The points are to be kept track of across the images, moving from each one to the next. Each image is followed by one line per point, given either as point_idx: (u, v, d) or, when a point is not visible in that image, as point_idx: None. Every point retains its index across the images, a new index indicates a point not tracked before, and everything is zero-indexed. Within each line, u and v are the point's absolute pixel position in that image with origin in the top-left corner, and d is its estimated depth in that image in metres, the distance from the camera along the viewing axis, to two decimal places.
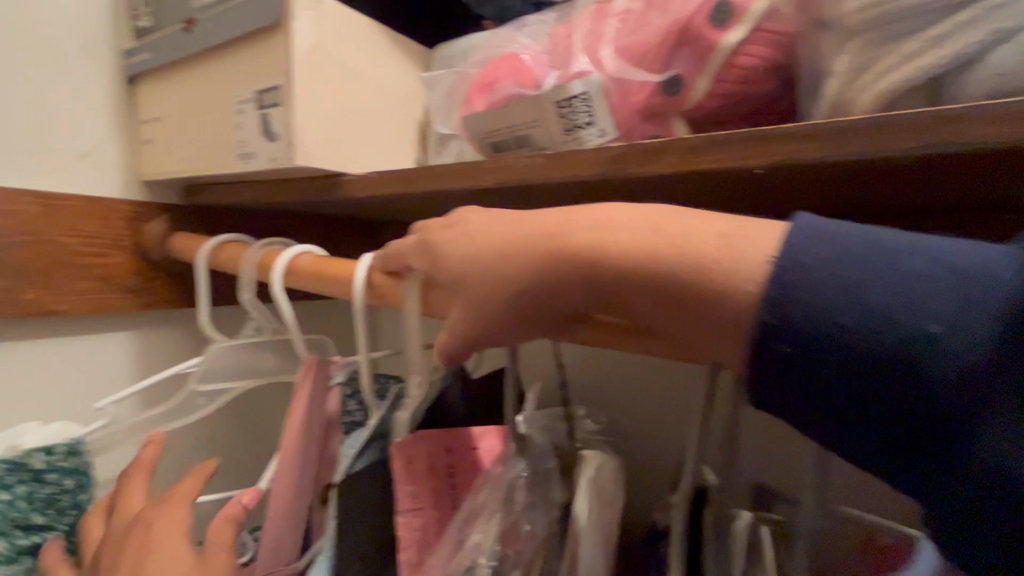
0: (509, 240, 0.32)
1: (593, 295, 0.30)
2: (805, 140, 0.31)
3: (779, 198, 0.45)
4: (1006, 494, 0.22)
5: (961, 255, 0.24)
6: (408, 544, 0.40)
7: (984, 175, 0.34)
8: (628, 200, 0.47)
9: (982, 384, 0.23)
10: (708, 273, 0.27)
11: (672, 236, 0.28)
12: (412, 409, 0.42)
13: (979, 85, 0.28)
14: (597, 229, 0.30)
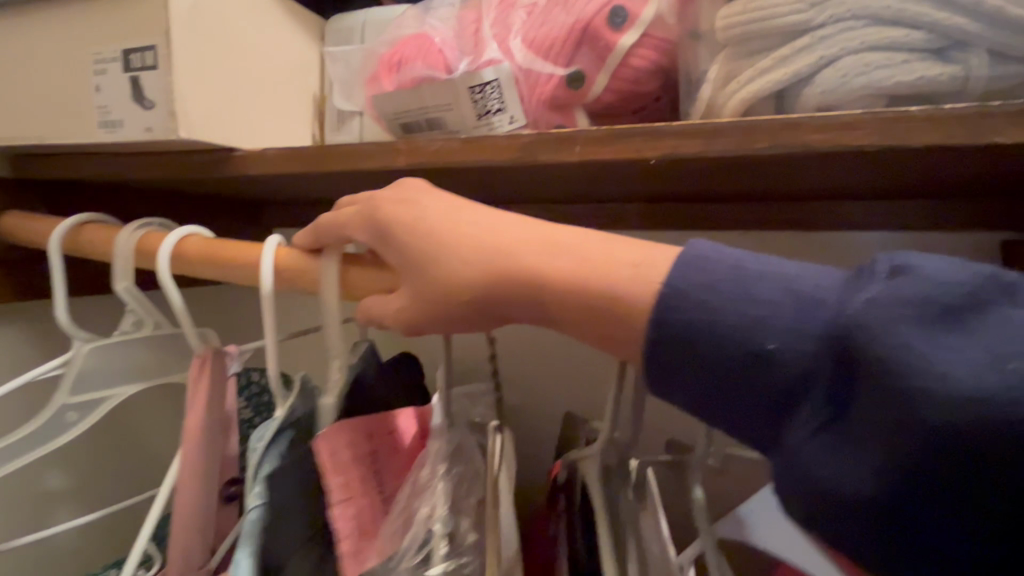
0: (457, 238, 0.32)
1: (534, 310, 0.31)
2: (687, 137, 0.35)
3: (665, 185, 0.50)
4: (825, 504, 0.24)
5: (805, 281, 0.26)
6: (346, 534, 0.37)
7: (821, 171, 0.41)
8: (535, 183, 0.49)
9: (810, 396, 0.24)
10: (615, 259, 0.29)
11: (602, 256, 0.30)
12: (335, 396, 0.41)
13: (811, 99, 0.35)
14: (539, 236, 0.31)
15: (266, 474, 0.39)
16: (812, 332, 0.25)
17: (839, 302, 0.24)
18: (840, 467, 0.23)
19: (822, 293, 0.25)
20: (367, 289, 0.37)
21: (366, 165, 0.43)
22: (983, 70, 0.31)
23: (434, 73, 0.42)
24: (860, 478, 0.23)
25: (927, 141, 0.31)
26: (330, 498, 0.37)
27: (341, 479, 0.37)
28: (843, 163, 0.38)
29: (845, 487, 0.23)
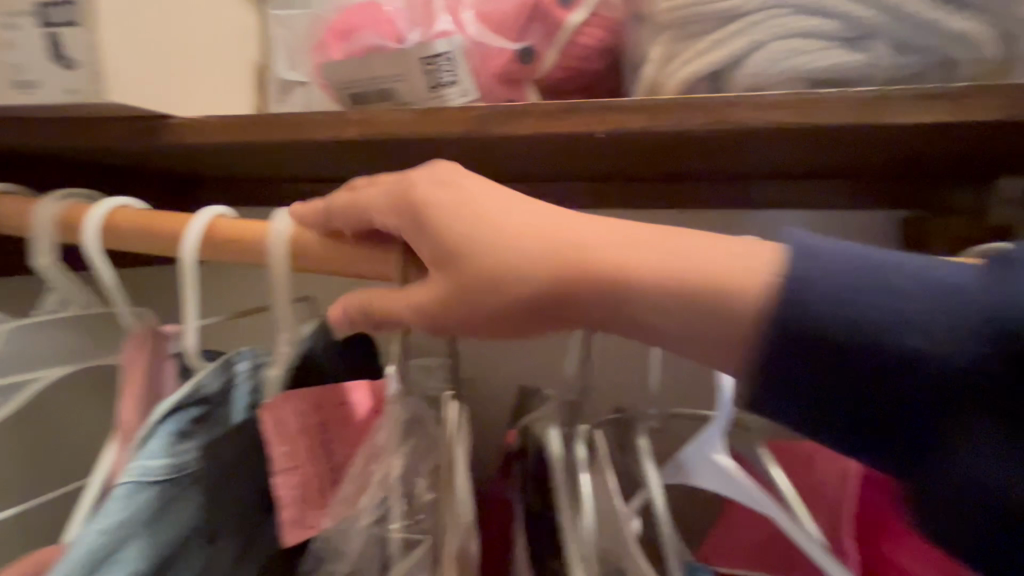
0: (494, 220, 0.31)
1: (547, 292, 0.30)
2: (632, 113, 0.37)
3: (612, 162, 0.52)
4: (977, 498, 0.26)
5: (942, 272, 0.28)
6: (288, 502, 0.38)
7: (752, 150, 0.45)
8: (486, 158, 0.50)
9: (961, 385, 0.27)
10: (583, 233, 0.31)
11: (591, 231, 0.31)
12: (281, 368, 0.40)
13: (742, 81, 0.37)
14: (524, 207, 0.32)
15: (151, 452, 0.38)
16: (957, 333, 0.26)
17: (983, 290, 0.26)
18: (991, 467, 0.26)
19: (957, 286, 0.27)
20: (319, 260, 0.37)
21: (315, 134, 0.42)
22: (886, 60, 0.35)
23: (385, 42, 0.41)
24: (994, 465, 0.26)
25: (839, 121, 0.34)
26: (273, 467, 0.37)
27: (286, 448, 0.37)
28: (771, 143, 0.41)
29: (982, 475, 0.26)
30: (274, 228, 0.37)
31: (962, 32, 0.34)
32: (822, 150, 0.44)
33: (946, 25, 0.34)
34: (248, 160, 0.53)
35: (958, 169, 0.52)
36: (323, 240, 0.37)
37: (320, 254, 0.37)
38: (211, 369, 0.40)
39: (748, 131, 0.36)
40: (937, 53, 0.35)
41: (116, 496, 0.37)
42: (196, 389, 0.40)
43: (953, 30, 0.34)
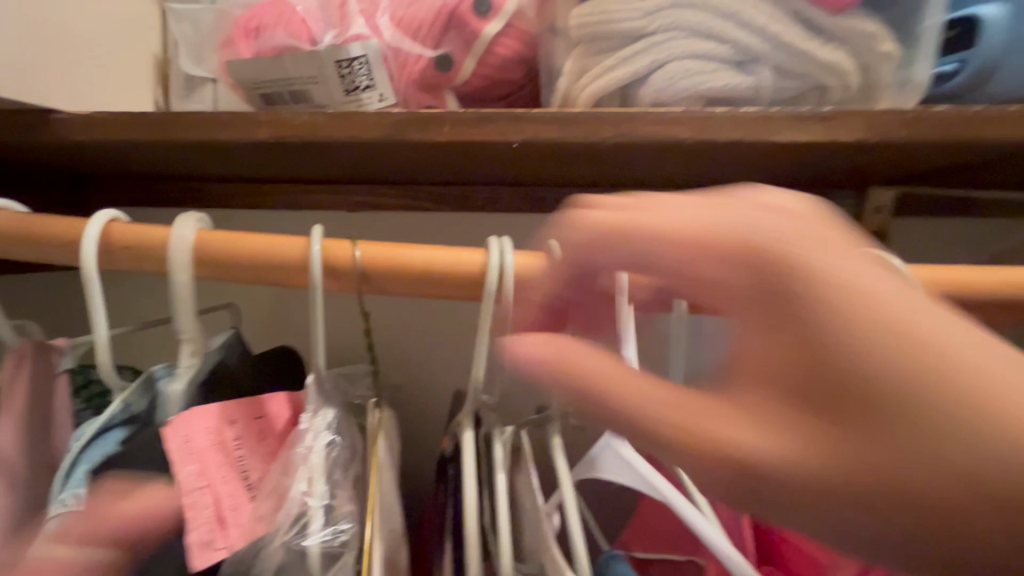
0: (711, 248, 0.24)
1: (742, 285, 0.23)
2: (547, 124, 0.38)
3: (533, 168, 0.54)
4: None
5: None
6: (198, 524, 0.34)
7: (657, 160, 0.48)
8: (405, 162, 0.49)
9: None
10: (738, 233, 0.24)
11: (729, 231, 0.24)
12: (190, 380, 0.38)
13: (647, 97, 0.40)
14: (631, 209, 0.26)
15: (77, 481, 0.34)
16: None
17: None
18: None
19: None
20: (227, 267, 0.35)
21: (221, 134, 0.40)
22: (770, 83, 0.39)
23: (296, 43, 0.40)
24: None
25: (731, 137, 0.38)
26: (182, 489, 0.34)
27: (193, 468, 0.35)
28: (674, 154, 0.44)
29: None
30: (179, 229, 0.35)
31: (829, 61, 0.38)
32: (718, 161, 0.48)
33: (816, 55, 0.38)
34: (149, 159, 0.50)
35: (837, 179, 0.58)
36: (229, 244, 0.35)
37: (227, 259, 0.35)
38: (131, 388, 0.38)
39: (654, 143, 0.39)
40: (810, 79, 0.39)
41: (45, 530, 0.33)
42: (118, 409, 0.37)
43: (822, 60, 0.38)
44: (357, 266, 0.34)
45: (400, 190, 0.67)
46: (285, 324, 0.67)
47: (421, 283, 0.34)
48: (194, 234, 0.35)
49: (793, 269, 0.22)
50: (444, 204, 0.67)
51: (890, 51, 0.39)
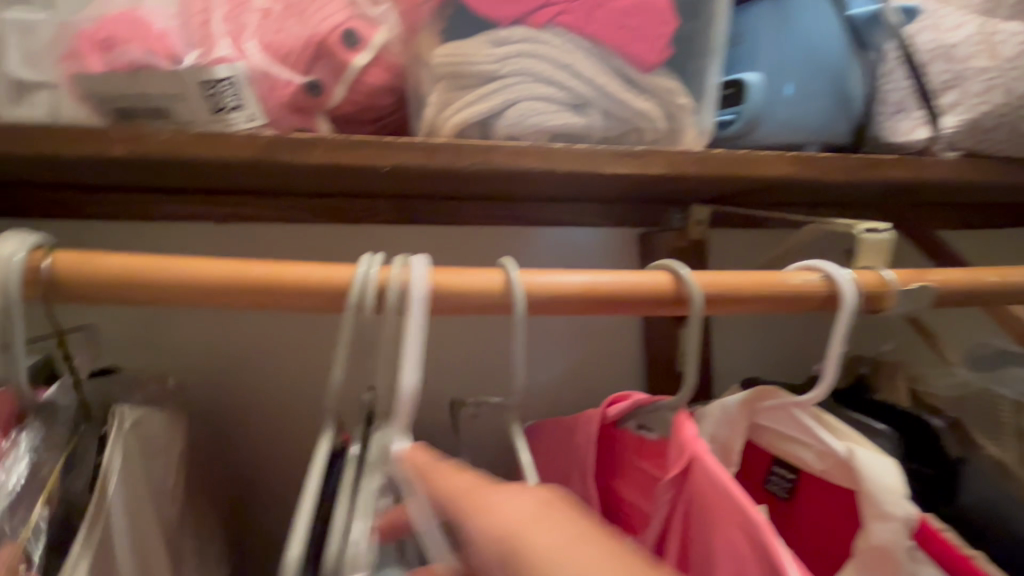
0: (464, 496, 0.30)
1: (474, 487, 0.31)
2: (414, 151, 0.43)
3: (405, 185, 0.58)
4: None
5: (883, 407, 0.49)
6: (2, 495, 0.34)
7: (515, 182, 0.55)
8: (278, 176, 0.51)
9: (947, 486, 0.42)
10: (461, 492, 0.31)
11: (465, 483, 0.31)
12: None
13: (501, 129, 0.46)
14: (428, 459, 0.33)
15: None
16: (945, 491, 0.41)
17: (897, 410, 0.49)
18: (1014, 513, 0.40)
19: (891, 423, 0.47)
20: (84, 285, 0.34)
21: (66, 150, 0.39)
22: (599, 124, 0.48)
23: (155, 60, 0.40)
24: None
25: (568, 167, 0.45)
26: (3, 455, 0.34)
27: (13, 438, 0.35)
28: (528, 179, 0.51)
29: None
30: (18, 246, 0.34)
31: (642, 109, 0.48)
32: (565, 184, 0.56)
33: (632, 103, 0.47)
34: None
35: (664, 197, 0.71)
36: (83, 265, 0.35)
37: (81, 280, 0.34)
38: None
39: (507, 170, 0.45)
40: (630, 123, 0.48)
41: None
42: None
43: (636, 108, 0.48)
44: (233, 283, 0.36)
45: (272, 202, 0.66)
46: (143, 343, 0.63)
47: (294, 297, 0.37)
48: (46, 257, 0.34)
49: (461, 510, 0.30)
50: (320, 216, 0.68)
51: (685, 104, 0.50)
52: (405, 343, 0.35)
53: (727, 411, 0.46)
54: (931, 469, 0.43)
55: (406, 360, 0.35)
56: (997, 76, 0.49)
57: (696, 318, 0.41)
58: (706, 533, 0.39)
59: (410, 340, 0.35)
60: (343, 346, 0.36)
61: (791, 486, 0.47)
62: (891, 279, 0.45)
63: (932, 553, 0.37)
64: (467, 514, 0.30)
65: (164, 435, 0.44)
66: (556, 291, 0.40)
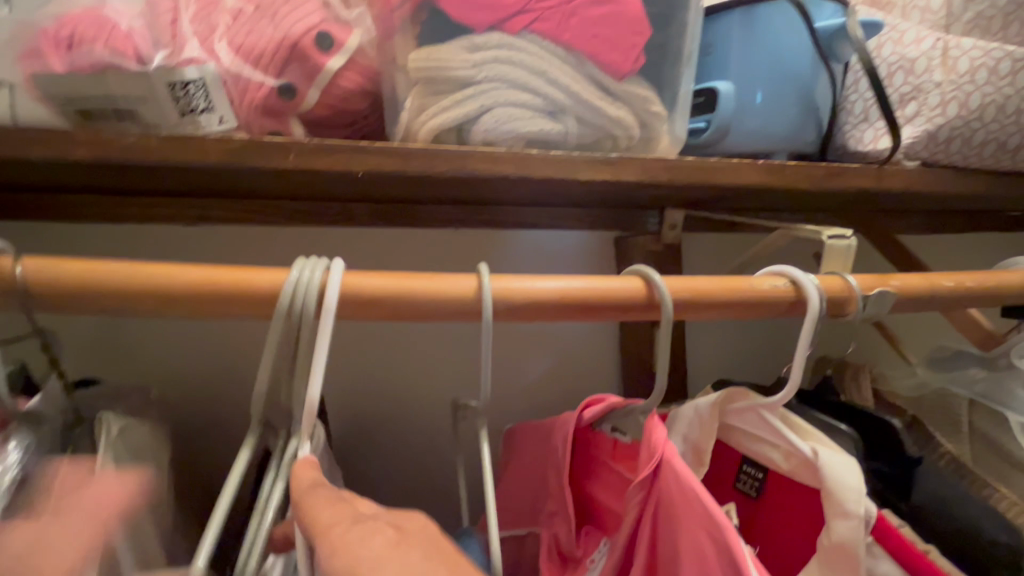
0: (330, 522, 0.30)
1: (343, 515, 0.30)
2: (390, 156, 0.43)
3: (381, 188, 0.57)
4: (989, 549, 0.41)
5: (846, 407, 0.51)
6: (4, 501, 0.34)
7: (492, 187, 0.55)
8: (249, 180, 0.50)
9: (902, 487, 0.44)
10: (327, 519, 0.30)
11: (333, 511, 0.30)
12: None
13: (476, 135, 0.47)
14: (313, 484, 0.32)
15: None
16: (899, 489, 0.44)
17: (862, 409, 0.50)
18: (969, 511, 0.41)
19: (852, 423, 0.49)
20: (59, 295, 0.34)
21: (28, 153, 0.38)
22: (573, 131, 0.48)
23: (120, 60, 0.39)
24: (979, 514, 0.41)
25: (544, 174, 0.46)
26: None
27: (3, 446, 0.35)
28: (505, 184, 0.52)
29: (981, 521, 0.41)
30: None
31: (616, 117, 0.49)
32: (541, 189, 0.56)
33: (606, 111, 0.48)
34: None
35: (639, 202, 0.72)
36: (49, 273, 0.34)
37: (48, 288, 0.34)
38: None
39: (483, 175, 0.45)
40: (604, 130, 0.49)
41: None
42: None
43: (610, 115, 0.48)
44: (204, 292, 0.35)
45: (245, 205, 0.65)
46: (111, 349, 0.61)
47: (266, 305, 0.36)
48: (14, 265, 0.33)
49: (320, 539, 0.29)
50: (295, 218, 0.67)
51: (658, 112, 0.50)
52: (313, 354, 0.35)
53: (700, 413, 0.47)
54: (886, 465, 0.45)
55: (314, 371, 0.35)
56: (953, 89, 0.52)
57: (668, 323, 0.42)
58: (672, 537, 0.40)
59: (319, 350, 0.35)
60: (270, 353, 0.36)
61: (760, 484, 0.48)
62: (854, 285, 0.46)
63: (890, 549, 0.39)
64: (323, 543, 0.29)
65: (149, 444, 0.43)
66: (532, 297, 0.40)
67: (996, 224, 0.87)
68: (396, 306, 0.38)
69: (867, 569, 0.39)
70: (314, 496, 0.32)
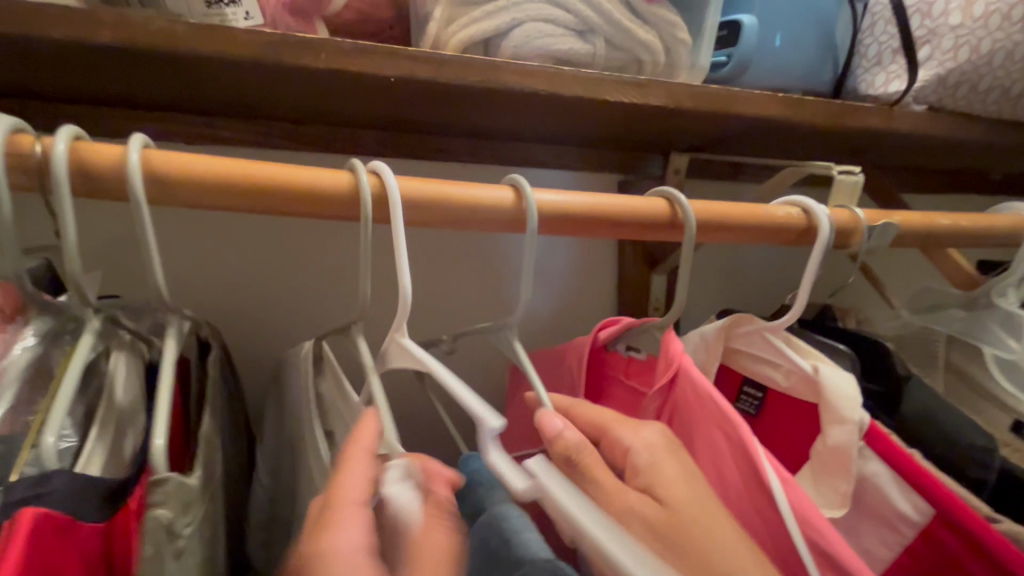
0: (616, 420, 0.39)
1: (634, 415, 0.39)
2: (423, 62, 0.42)
3: (403, 112, 0.56)
4: (967, 453, 0.45)
5: (844, 337, 0.54)
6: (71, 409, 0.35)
7: (516, 113, 0.54)
8: (271, 89, 0.48)
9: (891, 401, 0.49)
10: (612, 420, 0.39)
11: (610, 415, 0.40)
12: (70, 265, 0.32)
13: (507, 49, 0.46)
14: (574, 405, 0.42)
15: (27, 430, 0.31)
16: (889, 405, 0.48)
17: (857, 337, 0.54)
18: (950, 421, 0.46)
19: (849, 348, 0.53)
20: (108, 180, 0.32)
21: (45, 33, 0.35)
22: (602, 52, 0.48)
23: None
24: (959, 422, 0.46)
25: (571, 92, 0.46)
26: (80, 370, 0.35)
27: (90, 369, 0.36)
28: (530, 108, 0.51)
29: (958, 428, 0.46)
30: (59, 137, 0.31)
31: (645, 40, 0.49)
32: (565, 119, 0.56)
33: (635, 34, 0.48)
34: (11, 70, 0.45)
35: (650, 144, 0.73)
36: (109, 154, 0.32)
37: (101, 178, 0.32)
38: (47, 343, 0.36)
39: (515, 90, 0.45)
40: (631, 54, 0.49)
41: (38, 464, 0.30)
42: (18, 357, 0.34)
43: (640, 38, 0.48)
44: (238, 181, 0.34)
45: (252, 128, 0.63)
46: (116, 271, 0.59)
47: (298, 204, 0.35)
48: (36, 143, 0.32)
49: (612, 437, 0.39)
50: (303, 146, 0.65)
51: (684, 38, 0.50)
52: (396, 243, 0.35)
53: (705, 338, 0.49)
54: (882, 386, 0.50)
55: (394, 260, 0.34)
56: (966, 34, 0.53)
57: (690, 240, 0.43)
58: (689, 435, 0.44)
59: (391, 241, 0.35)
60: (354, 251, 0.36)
61: (760, 402, 0.51)
62: (862, 217, 0.49)
63: (880, 451, 0.41)
64: (618, 429, 0.38)
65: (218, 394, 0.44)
66: (564, 210, 0.41)
67: (977, 186, 0.92)
68: (436, 213, 0.38)
69: (858, 470, 0.42)
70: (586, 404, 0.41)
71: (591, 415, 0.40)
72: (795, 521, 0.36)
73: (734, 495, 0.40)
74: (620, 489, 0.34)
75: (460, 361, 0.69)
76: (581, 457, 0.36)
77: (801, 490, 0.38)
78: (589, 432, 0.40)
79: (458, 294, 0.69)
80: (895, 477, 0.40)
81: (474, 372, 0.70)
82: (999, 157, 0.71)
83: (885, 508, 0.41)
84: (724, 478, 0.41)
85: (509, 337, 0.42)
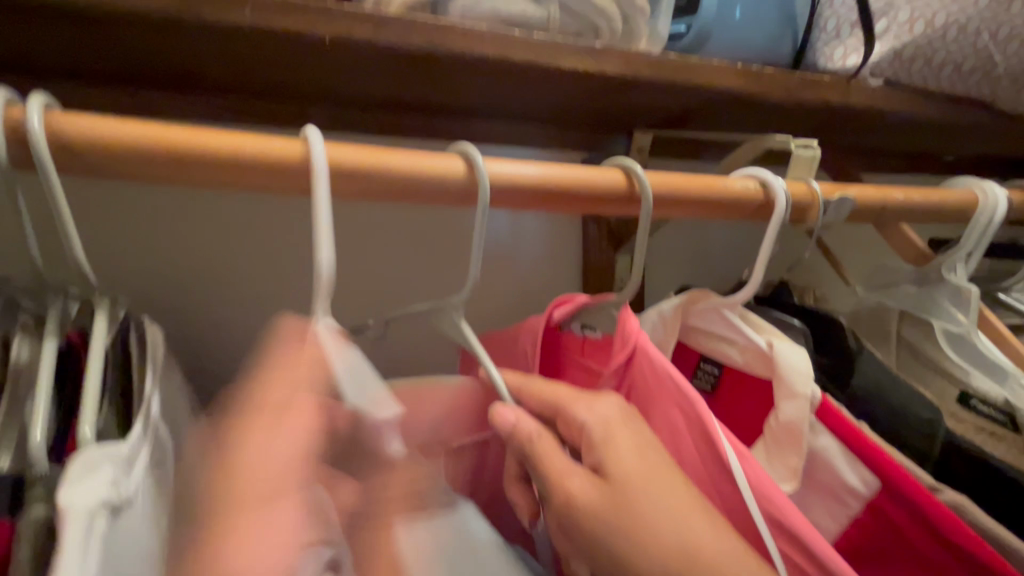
0: (570, 399, 0.38)
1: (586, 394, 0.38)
2: (360, 22, 0.39)
3: (350, 82, 0.53)
4: (911, 424, 0.46)
5: (798, 312, 0.54)
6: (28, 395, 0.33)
7: (468, 84, 0.52)
8: (199, 52, 0.44)
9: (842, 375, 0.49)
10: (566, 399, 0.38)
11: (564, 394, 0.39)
12: None
13: (455, 11, 0.43)
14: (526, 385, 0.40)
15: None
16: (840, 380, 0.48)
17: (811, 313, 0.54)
18: (897, 394, 0.47)
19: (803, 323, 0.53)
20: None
21: None
22: (556, 18, 0.45)
23: None
24: (904, 395, 0.46)
25: (524, 59, 0.43)
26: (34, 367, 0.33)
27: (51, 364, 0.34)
28: (482, 77, 0.48)
29: (904, 401, 0.46)
30: None
31: (602, 6, 0.46)
32: (520, 90, 0.54)
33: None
34: None
35: (612, 120, 0.71)
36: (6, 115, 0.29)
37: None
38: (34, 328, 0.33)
39: (463, 55, 0.42)
40: (588, 21, 0.47)
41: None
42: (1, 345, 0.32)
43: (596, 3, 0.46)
44: (150, 149, 0.31)
45: (187, 98, 0.58)
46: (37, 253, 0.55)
47: (221, 174, 0.32)
48: None
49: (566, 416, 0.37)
50: (245, 119, 0.61)
51: (643, 6, 0.48)
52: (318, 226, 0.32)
53: (663, 316, 0.48)
54: (835, 361, 0.50)
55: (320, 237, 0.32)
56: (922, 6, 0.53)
57: (646, 216, 0.42)
58: (647, 413, 0.43)
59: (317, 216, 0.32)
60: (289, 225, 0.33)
61: (715, 379, 0.51)
62: (818, 192, 0.48)
63: (830, 426, 0.41)
64: (570, 410, 0.37)
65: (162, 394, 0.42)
66: (515, 182, 0.39)
67: (929, 167, 0.94)
68: (375, 184, 0.36)
69: (809, 445, 0.42)
70: (538, 383, 0.40)
71: (544, 394, 0.39)
72: (753, 494, 0.36)
73: (691, 471, 0.40)
74: (570, 469, 0.34)
75: (417, 344, 0.67)
76: (539, 443, 0.35)
77: (757, 464, 0.37)
78: (545, 413, 0.39)
79: (415, 275, 0.66)
80: (845, 451, 0.40)
81: (431, 355, 0.68)
82: (950, 136, 0.73)
83: (834, 482, 0.41)
84: (681, 455, 0.40)
85: (458, 317, 0.40)
